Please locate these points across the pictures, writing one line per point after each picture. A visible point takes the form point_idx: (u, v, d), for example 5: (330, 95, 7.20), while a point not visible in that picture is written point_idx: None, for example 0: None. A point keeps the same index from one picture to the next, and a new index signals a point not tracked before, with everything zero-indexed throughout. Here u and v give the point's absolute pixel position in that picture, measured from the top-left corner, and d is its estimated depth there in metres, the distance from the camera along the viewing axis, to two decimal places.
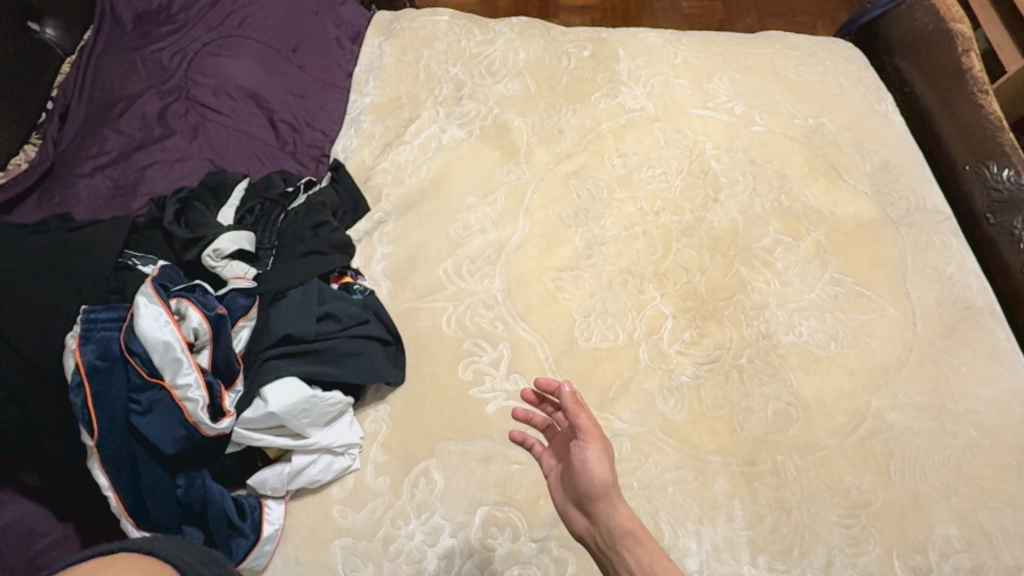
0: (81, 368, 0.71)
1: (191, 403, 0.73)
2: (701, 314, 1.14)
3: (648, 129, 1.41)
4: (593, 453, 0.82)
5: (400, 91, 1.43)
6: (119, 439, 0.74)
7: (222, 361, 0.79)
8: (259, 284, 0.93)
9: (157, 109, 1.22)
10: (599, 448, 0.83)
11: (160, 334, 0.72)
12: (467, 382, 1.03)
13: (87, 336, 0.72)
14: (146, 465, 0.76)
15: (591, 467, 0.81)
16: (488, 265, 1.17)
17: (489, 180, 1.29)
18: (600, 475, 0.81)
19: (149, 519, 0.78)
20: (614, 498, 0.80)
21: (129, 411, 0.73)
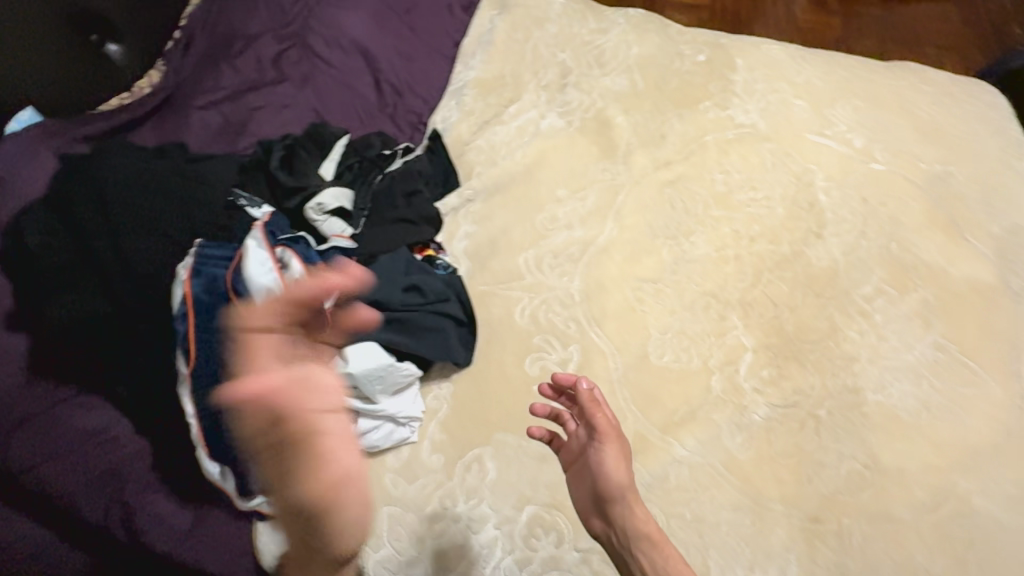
0: (188, 299, 0.75)
1: (281, 351, 0.77)
2: (784, 353, 1.07)
3: (756, 148, 1.33)
4: (614, 451, 0.87)
5: (506, 69, 1.40)
6: (209, 372, 0.76)
7: (312, 316, 0.82)
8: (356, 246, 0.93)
9: (274, 53, 1.24)
10: (618, 446, 0.88)
11: (263, 277, 0.76)
12: (532, 378, 1.01)
13: (199, 270, 0.77)
14: (227, 401, 0.78)
15: (614, 467, 0.85)
16: (570, 262, 1.14)
17: (582, 174, 1.25)
18: (620, 477, 0.85)
19: (220, 451, 0.80)
20: (632, 498, 0.84)
21: (224, 348, 0.76)
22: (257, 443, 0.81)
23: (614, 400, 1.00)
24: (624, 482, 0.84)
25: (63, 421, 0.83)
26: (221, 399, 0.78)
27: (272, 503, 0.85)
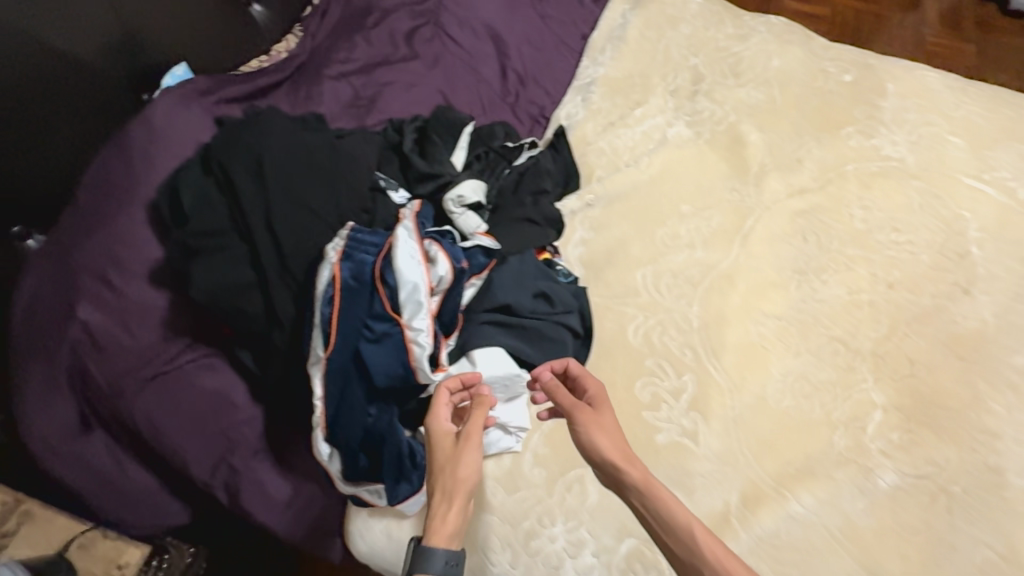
0: (336, 282, 0.74)
1: (418, 348, 0.74)
2: (918, 417, 0.98)
3: (902, 185, 1.21)
4: (594, 423, 0.73)
5: (635, 69, 1.33)
6: (342, 357, 0.75)
7: (449, 314, 0.79)
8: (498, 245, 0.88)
9: (407, 29, 1.22)
10: (602, 416, 0.75)
11: (414, 275, 0.74)
12: (642, 403, 0.96)
13: (349, 254, 0.75)
14: (353, 388, 0.77)
15: (598, 443, 0.71)
16: (689, 285, 1.07)
17: (708, 192, 1.18)
18: (603, 448, 0.71)
19: (336, 436, 0.79)
20: (619, 462, 0.70)
21: (361, 336, 0.75)
22: (372, 432, 0.79)
23: (727, 440, 0.94)
24: (611, 454, 0.70)
25: (186, 381, 0.84)
26: (347, 383, 0.77)
27: (374, 492, 0.83)
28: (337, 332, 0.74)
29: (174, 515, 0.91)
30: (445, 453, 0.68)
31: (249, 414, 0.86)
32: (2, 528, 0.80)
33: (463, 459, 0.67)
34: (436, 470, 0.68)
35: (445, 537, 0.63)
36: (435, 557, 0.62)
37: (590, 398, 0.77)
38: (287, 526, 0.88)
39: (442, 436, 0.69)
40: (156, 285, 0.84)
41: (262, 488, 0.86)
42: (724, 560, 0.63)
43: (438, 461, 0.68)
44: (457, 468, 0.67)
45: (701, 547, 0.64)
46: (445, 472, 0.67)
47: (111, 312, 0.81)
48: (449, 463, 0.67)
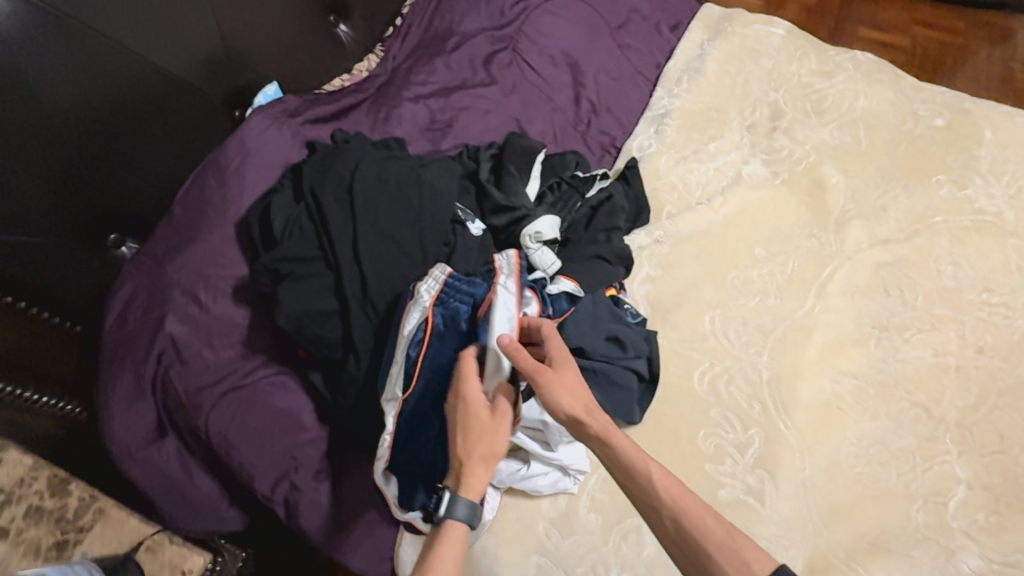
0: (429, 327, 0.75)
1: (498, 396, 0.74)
2: (1009, 498, 0.91)
3: (998, 242, 1.13)
4: (555, 377, 0.69)
5: (712, 102, 1.29)
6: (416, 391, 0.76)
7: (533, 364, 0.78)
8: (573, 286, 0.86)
9: (486, 54, 1.22)
10: (559, 367, 0.70)
11: (505, 331, 0.73)
12: (705, 455, 0.93)
13: (444, 300, 0.77)
14: (421, 423, 0.76)
15: (558, 397, 0.67)
16: (760, 334, 1.03)
17: (785, 236, 1.13)
18: (564, 406, 0.67)
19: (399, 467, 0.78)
20: (581, 418, 0.66)
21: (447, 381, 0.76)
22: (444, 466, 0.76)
23: (795, 504, 0.89)
24: (572, 412, 0.66)
25: (258, 397, 0.86)
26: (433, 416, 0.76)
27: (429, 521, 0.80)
28: (420, 374, 0.75)
29: (229, 521, 0.93)
30: (483, 421, 0.68)
31: (315, 433, 0.88)
32: (78, 522, 0.85)
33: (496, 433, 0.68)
34: (467, 436, 0.68)
35: (473, 493, 0.66)
36: (459, 506, 0.66)
37: (552, 357, 0.72)
38: (340, 547, 0.89)
39: (479, 410, 0.69)
40: (238, 301, 0.87)
41: (320, 506, 0.88)
42: (683, 501, 0.62)
43: (469, 428, 0.68)
44: (489, 437, 0.68)
45: (659, 490, 0.63)
46: (478, 441, 0.68)
47: (197, 326, 0.85)
48: (482, 433, 0.68)
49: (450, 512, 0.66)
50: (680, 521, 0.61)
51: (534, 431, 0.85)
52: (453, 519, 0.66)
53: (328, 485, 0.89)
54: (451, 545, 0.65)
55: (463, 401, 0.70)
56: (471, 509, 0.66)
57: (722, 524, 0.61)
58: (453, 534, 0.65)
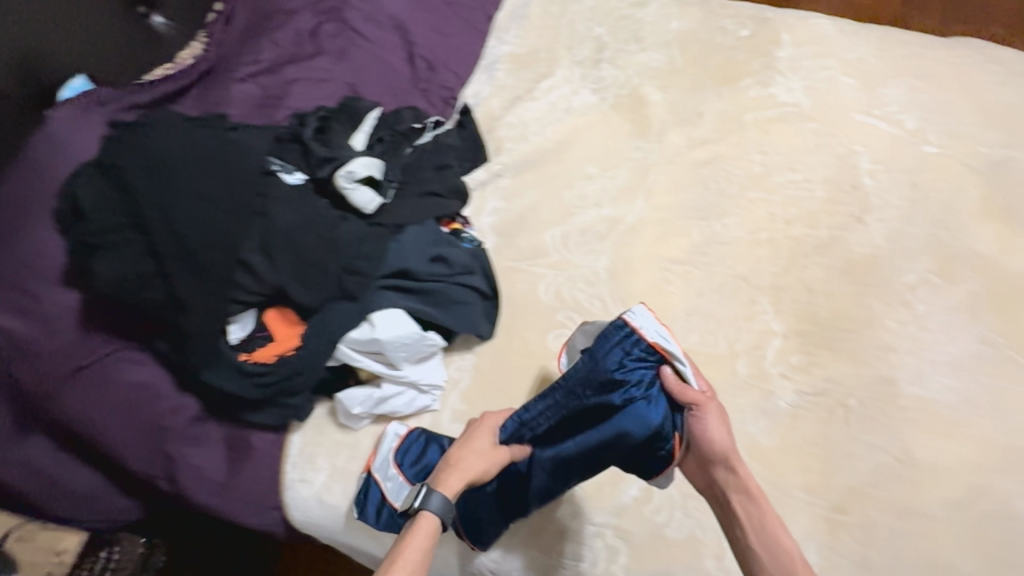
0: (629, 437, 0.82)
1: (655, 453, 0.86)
2: (816, 340, 1.04)
3: (798, 128, 1.27)
4: (710, 425, 0.82)
5: (540, 44, 1.38)
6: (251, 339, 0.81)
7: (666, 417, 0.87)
8: (386, 214, 0.94)
9: (311, 26, 1.26)
10: (721, 417, 0.84)
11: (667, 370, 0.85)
12: (554, 354, 1.02)
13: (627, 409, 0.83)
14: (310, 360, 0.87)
15: (714, 437, 0.82)
16: (597, 241, 1.13)
17: (614, 152, 1.23)
18: (726, 446, 0.81)
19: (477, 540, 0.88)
20: (739, 468, 0.80)
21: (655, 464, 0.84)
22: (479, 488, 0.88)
23: None
24: (726, 451, 0.81)
25: (110, 375, 0.89)
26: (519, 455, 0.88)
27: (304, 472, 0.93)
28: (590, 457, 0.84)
29: (124, 510, 0.96)
30: (478, 440, 0.85)
31: (178, 401, 0.92)
32: None
33: (482, 453, 0.84)
34: (466, 445, 0.84)
35: (447, 491, 0.79)
36: (433, 499, 0.78)
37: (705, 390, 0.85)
38: (227, 504, 0.93)
39: (484, 432, 0.85)
40: (65, 285, 0.88)
41: (199, 468, 0.92)
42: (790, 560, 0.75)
43: (472, 440, 0.85)
44: (481, 459, 0.83)
45: (787, 552, 0.75)
46: (467, 454, 0.83)
47: (32, 320, 0.87)
48: (472, 448, 0.84)
49: (425, 504, 0.78)
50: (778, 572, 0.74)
51: (376, 355, 0.88)
52: (426, 511, 0.78)
53: (202, 448, 0.93)
54: (422, 535, 0.77)
55: (478, 422, 0.87)
56: (445, 505, 0.78)
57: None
58: (426, 524, 0.77)
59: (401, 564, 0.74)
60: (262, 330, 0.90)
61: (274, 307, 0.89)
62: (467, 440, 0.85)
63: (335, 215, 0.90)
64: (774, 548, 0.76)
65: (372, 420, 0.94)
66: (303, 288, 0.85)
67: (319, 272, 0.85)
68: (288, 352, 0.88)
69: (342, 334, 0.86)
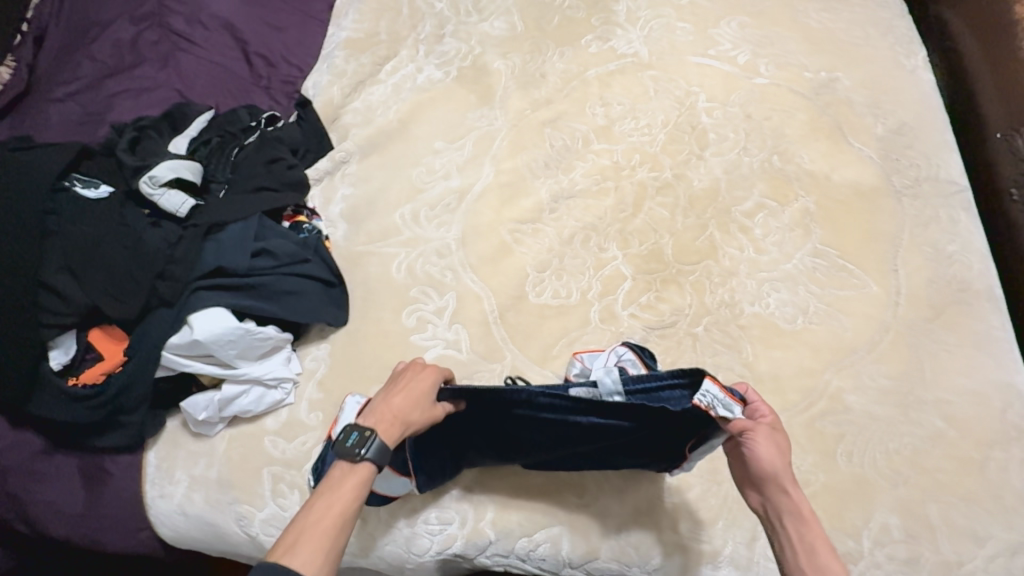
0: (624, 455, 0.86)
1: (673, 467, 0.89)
2: (663, 277, 1.08)
3: (639, 77, 1.30)
4: (768, 448, 0.75)
5: (380, 26, 1.36)
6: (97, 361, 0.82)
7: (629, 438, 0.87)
8: (199, 213, 0.93)
9: (130, 36, 1.23)
10: (773, 437, 0.76)
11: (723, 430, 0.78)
12: (409, 329, 1.02)
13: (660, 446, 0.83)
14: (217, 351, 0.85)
15: (757, 460, 0.75)
16: (447, 213, 1.13)
17: (460, 125, 1.23)
18: (772, 466, 0.75)
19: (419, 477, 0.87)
20: (786, 484, 0.74)
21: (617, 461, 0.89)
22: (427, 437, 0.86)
23: (490, 343, 1.01)
24: (777, 473, 0.74)
25: None
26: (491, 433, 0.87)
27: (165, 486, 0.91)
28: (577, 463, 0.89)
29: None
30: (425, 390, 0.81)
31: (14, 435, 0.89)
32: None
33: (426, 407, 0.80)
34: (414, 392, 0.81)
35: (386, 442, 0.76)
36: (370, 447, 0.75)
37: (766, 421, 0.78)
38: (81, 532, 0.89)
39: (433, 383, 0.82)
40: None
41: (46, 501, 0.88)
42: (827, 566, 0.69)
43: (418, 388, 0.81)
44: (424, 413, 0.80)
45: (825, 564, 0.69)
46: (412, 404, 0.80)
47: None
48: (417, 399, 0.80)
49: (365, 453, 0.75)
50: None
51: (207, 357, 0.87)
52: (366, 461, 0.74)
53: (48, 481, 0.89)
54: (353, 485, 0.74)
55: (429, 369, 0.84)
56: (383, 456, 0.75)
57: None
58: (362, 472, 0.75)
59: (330, 517, 0.70)
60: (90, 352, 0.88)
61: (97, 325, 0.88)
62: (407, 390, 0.81)
63: (145, 224, 0.91)
64: (812, 543, 0.71)
65: (228, 423, 0.94)
66: (112, 300, 0.85)
67: (128, 282, 0.85)
68: (118, 369, 0.87)
69: (164, 341, 0.85)
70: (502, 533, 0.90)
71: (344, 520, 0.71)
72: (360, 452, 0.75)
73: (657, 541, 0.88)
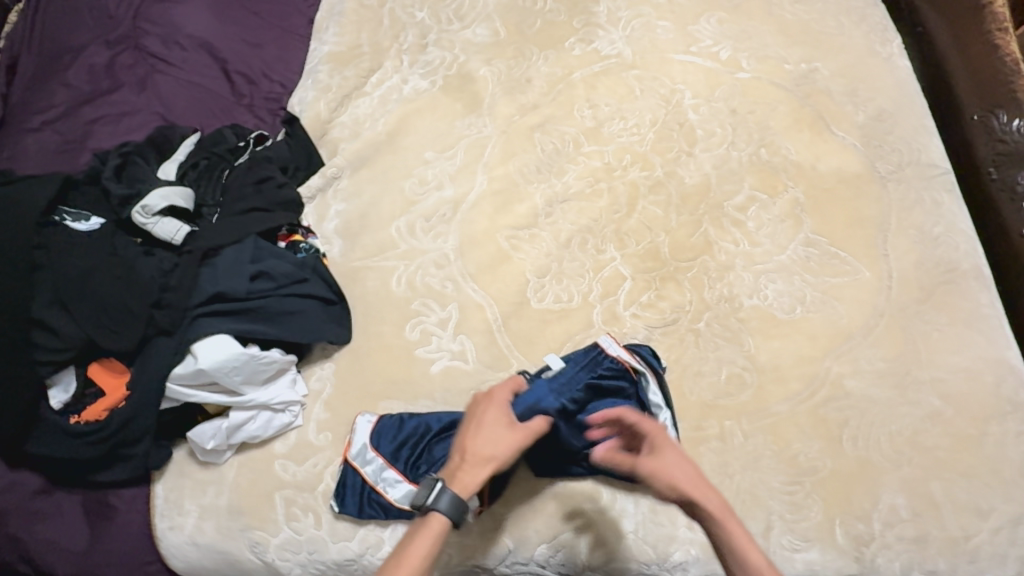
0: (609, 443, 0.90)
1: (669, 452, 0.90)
2: (661, 275, 1.09)
3: (623, 77, 1.31)
4: (666, 464, 0.75)
5: (361, 38, 1.35)
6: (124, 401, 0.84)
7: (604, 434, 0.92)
8: (193, 239, 0.91)
9: (106, 60, 1.21)
10: (661, 452, 0.77)
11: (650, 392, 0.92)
12: (413, 342, 1.02)
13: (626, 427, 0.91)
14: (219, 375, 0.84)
15: (659, 478, 0.75)
16: (442, 224, 1.13)
17: (448, 134, 1.23)
18: (674, 481, 0.74)
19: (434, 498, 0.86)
20: (691, 494, 0.74)
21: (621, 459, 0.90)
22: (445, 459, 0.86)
23: (495, 351, 1.02)
24: (681, 487, 0.74)
25: None
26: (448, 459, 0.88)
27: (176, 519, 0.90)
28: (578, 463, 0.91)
29: None
30: (494, 424, 0.80)
31: (14, 476, 0.87)
32: None
33: (496, 443, 0.79)
34: (480, 428, 0.80)
35: (460, 488, 0.75)
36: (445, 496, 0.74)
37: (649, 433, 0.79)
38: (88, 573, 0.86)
39: (500, 415, 0.81)
40: None
41: (51, 542, 0.85)
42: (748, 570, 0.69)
43: (484, 423, 0.80)
44: (497, 449, 0.78)
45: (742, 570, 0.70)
46: (484, 443, 0.78)
47: None
48: (489, 435, 0.79)
49: (435, 503, 0.74)
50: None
51: (212, 386, 0.86)
52: (437, 510, 0.73)
53: (52, 521, 0.86)
54: (426, 536, 0.72)
55: (492, 401, 0.82)
56: (457, 505, 0.74)
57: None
58: (434, 522, 0.73)
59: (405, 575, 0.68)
60: (90, 387, 0.86)
61: (96, 360, 0.86)
62: (479, 425, 0.80)
63: (137, 252, 0.89)
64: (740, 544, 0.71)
65: (237, 450, 0.92)
66: (109, 333, 0.83)
67: (125, 314, 0.83)
68: (119, 404, 0.85)
69: (167, 372, 0.83)
70: (519, 541, 0.90)
71: None
72: (431, 502, 0.74)
73: (673, 538, 0.89)
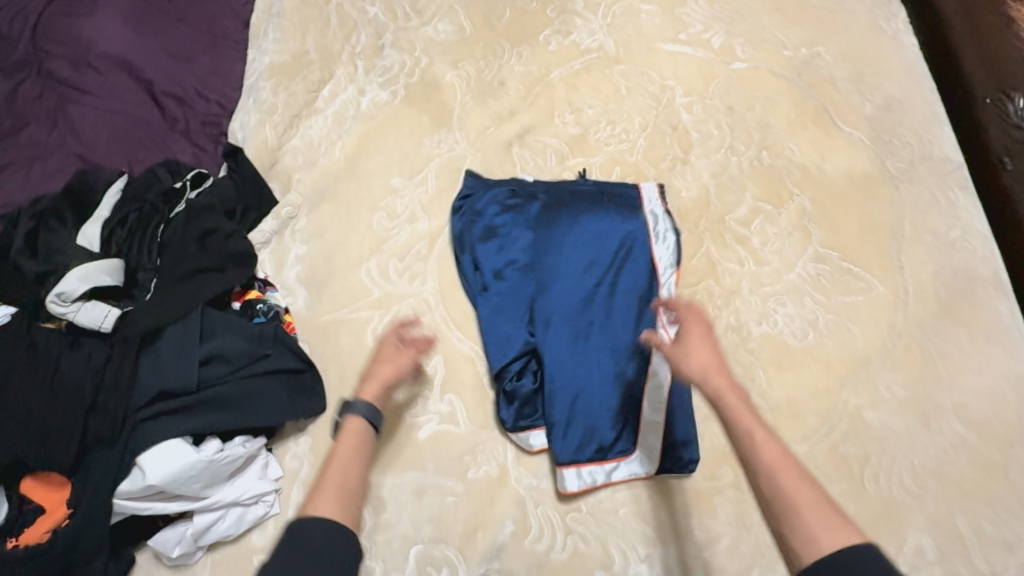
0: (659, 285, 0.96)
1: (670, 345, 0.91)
2: None
3: (607, 74, 1.17)
4: (692, 328, 0.75)
5: (307, 44, 1.18)
6: (80, 527, 0.73)
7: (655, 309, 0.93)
8: (125, 324, 0.79)
9: (6, 93, 1.02)
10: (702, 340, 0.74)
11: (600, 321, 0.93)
12: (397, 406, 0.92)
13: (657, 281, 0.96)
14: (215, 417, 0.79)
15: (692, 356, 0.72)
16: (418, 263, 1.01)
17: (417, 155, 1.09)
18: (701, 363, 0.71)
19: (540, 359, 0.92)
20: (718, 378, 0.70)
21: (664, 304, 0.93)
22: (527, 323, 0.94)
23: (486, 408, 0.92)
24: (700, 375, 0.71)
25: None
26: (508, 337, 0.93)
27: None
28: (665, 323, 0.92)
29: None
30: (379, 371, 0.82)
31: None
32: None
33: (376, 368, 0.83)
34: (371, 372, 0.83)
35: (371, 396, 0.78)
36: (360, 406, 0.76)
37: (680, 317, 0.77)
38: None
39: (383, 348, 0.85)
40: None
41: None
42: (787, 488, 0.60)
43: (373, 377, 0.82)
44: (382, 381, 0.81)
45: (771, 479, 0.61)
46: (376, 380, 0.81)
47: None
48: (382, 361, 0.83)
49: (349, 411, 0.76)
50: (789, 518, 0.58)
51: (168, 495, 0.77)
52: (352, 416, 0.76)
53: None
54: (351, 458, 0.72)
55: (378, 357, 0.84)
56: (370, 407, 0.76)
57: (825, 524, 0.57)
58: (353, 437, 0.74)
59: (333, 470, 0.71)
60: (27, 502, 0.74)
61: (29, 473, 0.74)
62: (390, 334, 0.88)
63: (62, 345, 0.77)
64: (771, 467, 0.61)
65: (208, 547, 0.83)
66: (38, 450, 0.71)
67: (57, 426, 0.73)
68: (63, 520, 0.74)
69: (114, 489, 0.74)
70: None
71: (350, 479, 0.70)
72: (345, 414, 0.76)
73: None
